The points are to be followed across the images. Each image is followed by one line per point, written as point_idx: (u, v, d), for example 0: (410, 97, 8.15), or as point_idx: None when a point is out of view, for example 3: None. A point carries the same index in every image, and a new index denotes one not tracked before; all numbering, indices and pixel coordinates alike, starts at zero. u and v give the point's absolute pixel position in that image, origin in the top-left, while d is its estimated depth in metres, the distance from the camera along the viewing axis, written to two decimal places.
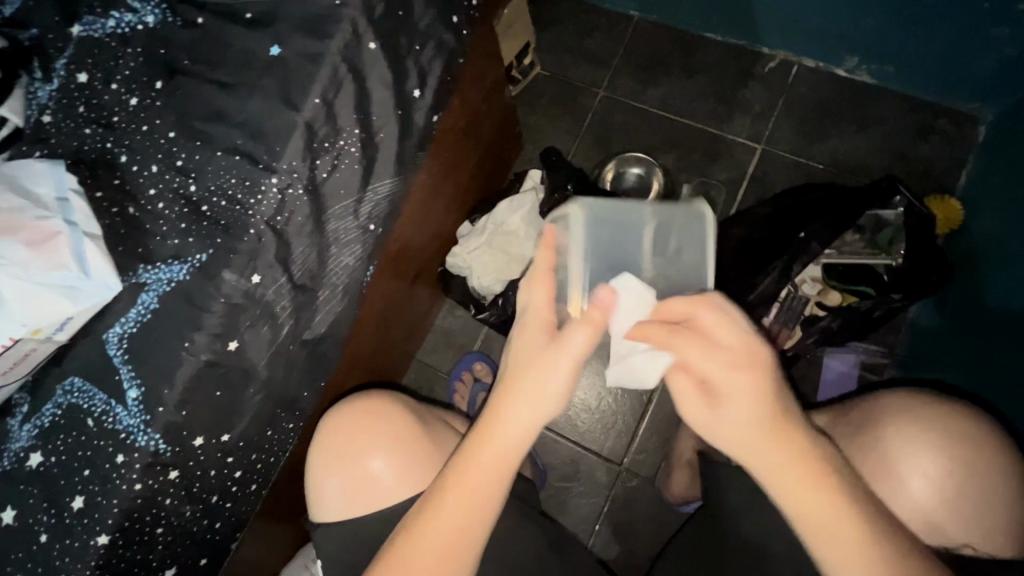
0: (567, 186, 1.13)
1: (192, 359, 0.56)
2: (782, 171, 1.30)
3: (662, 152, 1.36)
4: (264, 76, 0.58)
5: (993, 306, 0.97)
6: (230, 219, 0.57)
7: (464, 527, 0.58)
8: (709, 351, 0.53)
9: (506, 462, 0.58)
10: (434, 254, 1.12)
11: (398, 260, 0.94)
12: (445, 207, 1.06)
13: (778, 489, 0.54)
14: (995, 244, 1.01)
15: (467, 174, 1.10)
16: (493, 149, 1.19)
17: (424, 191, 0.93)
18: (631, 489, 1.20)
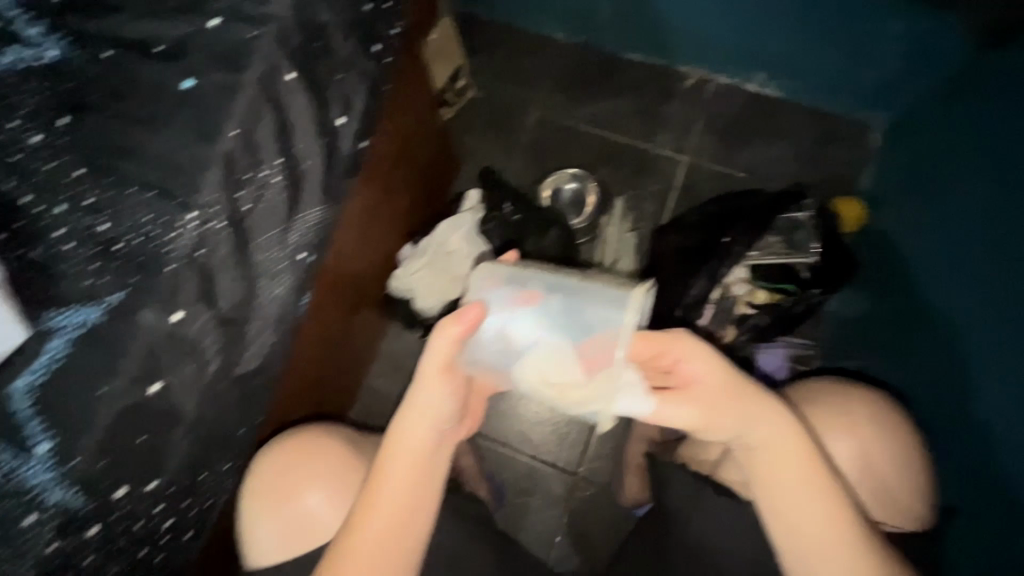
0: (506, 205, 1.15)
1: (109, 405, 0.53)
2: (707, 180, 1.39)
3: (596, 167, 1.42)
4: (177, 110, 0.57)
5: (898, 295, 1.06)
6: (146, 257, 0.55)
7: (395, 526, 0.64)
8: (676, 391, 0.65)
9: (412, 463, 0.64)
10: (376, 277, 1.12)
11: (335, 286, 0.93)
12: (384, 230, 1.06)
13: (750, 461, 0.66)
14: (894, 238, 1.11)
15: (405, 197, 1.11)
16: (429, 171, 1.20)
17: (358, 216, 0.93)
18: (588, 497, 1.21)
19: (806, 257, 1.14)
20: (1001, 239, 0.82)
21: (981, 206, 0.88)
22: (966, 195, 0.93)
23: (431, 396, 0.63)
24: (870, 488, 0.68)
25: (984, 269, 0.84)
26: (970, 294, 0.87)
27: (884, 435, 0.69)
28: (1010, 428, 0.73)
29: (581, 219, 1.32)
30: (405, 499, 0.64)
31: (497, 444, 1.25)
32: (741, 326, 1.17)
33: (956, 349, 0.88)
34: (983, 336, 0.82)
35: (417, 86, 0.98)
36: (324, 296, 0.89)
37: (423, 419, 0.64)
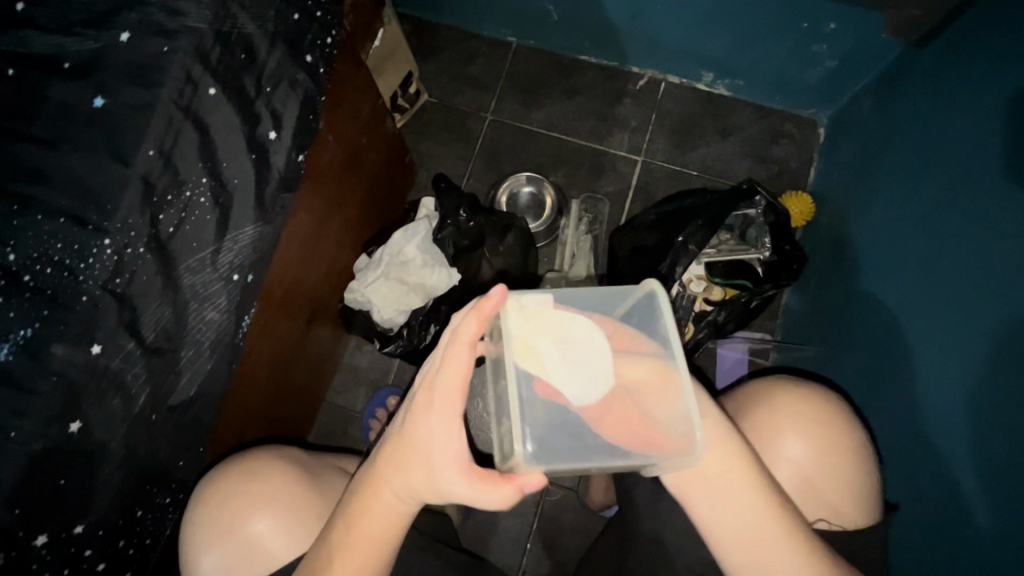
0: (460, 211, 1.12)
1: (21, 450, 0.49)
2: (661, 179, 1.40)
3: (553, 170, 1.42)
4: (87, 130, 0.54)
5: (842, 286, 1.09)
6: (57, 288, 0.51)
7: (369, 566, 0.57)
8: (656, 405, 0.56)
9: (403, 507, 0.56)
10: (330, 290, 1.09)
11: (284, 304, 0.90)
12: (335, 243, 1.03)
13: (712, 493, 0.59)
14: (839, 232, 1.14)
15: (357, 208, 1.08)
16: (382, 180, 1.18)
17: (305, 231, 0.90)
18: (557, 501, 1.21)
19: (759, 253, 1.18)
20: (937, 233, 0.84)
21: (919, 201, 0.91)
22: (904, 190, 0.96)
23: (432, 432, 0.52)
24: (834, 484, 0.68)
25: (920, 262, 0.87)
26: (905, 282, 0.90)
27: (835, 432, 0.70)
28: (941, 410, 0.76)
29: (540, 222, 1.31)
30: (382, 541, 0.57)
31: None
32: (698, 323, 1.18)
33: (891, 335, 0.91)
34: (918, 322, 0.84)
35: (362, 95, 0.96)
36: (272, 315, 0.86)
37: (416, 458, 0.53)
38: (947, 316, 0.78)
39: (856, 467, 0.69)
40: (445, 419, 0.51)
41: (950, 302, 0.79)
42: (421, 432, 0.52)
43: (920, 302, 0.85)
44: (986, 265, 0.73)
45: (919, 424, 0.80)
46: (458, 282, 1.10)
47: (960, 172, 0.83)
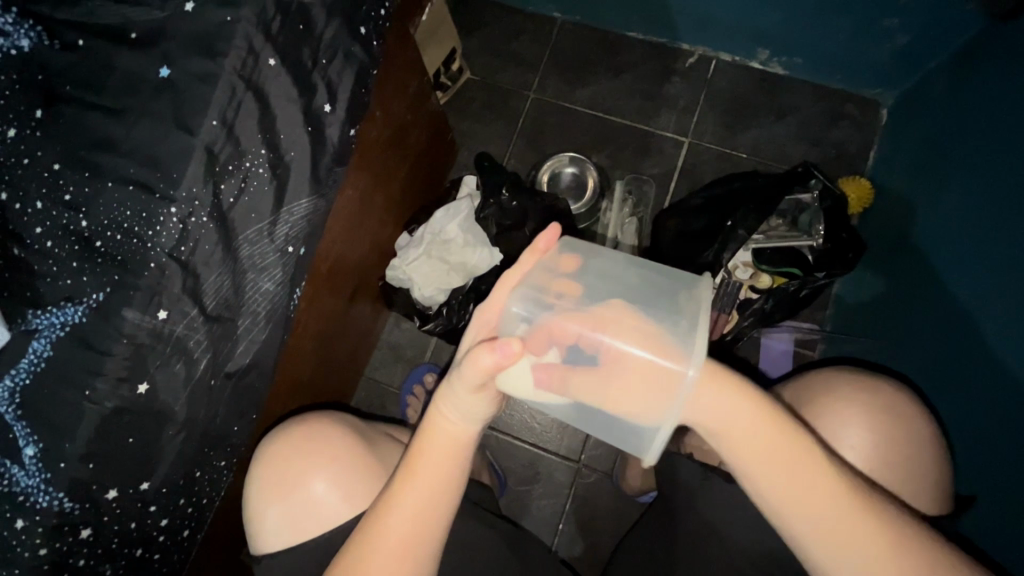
0: (502, 192, 1.12)
1: (95, 408, 0.52)
2: (709, 162, 1.35)
3: (596, 151, 1.39)
4: (154, 100, 0.55)
5: (903, 277, 1.04)
6: (127, 254, 0.53)
7: (433, 506, 0.60)
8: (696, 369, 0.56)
9: (462, 442, 0.61)
10: (372, 267, 1.10)
11: (331, 279, 0.91)
12: (379, 221, 1.04)
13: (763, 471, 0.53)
14: (902, 220, 1.08)
15: (399, 186, 1.09)
16: (425, 160, 1.18)
17: (353, 206, 0.91)
18: (591, 484, 1.21)
19: (810, 239, 1.12)
20: (1013, 223, 0.79)
21: (999, 185, 0.85)
22: (979, 175, 0.90)
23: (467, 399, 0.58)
24: (910, 468, 0.66)
25: (993, 251, 0.82)
26: (978, 273, 0.85)
27: (903, 426, 0.66)
28: (1012, 409, 0.73)
29: (580, 203, 1.29)
30: (439, 483, 0.60)
31: (499, 433, 1.25)
32: (743, 311, 1.15)
33: (964, 329, 0.85)
34: (996, 315, 0.79)
35: (408, 73, 0.96)
36: (318, 287, 0.88)
37: (457, 410, 0.60)
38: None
39: (930, 460, 0.66)
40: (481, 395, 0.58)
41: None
42: (453, 394, 0.58)
43: (994, 294, 0.80)
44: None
45: (993, 425, 0.75)
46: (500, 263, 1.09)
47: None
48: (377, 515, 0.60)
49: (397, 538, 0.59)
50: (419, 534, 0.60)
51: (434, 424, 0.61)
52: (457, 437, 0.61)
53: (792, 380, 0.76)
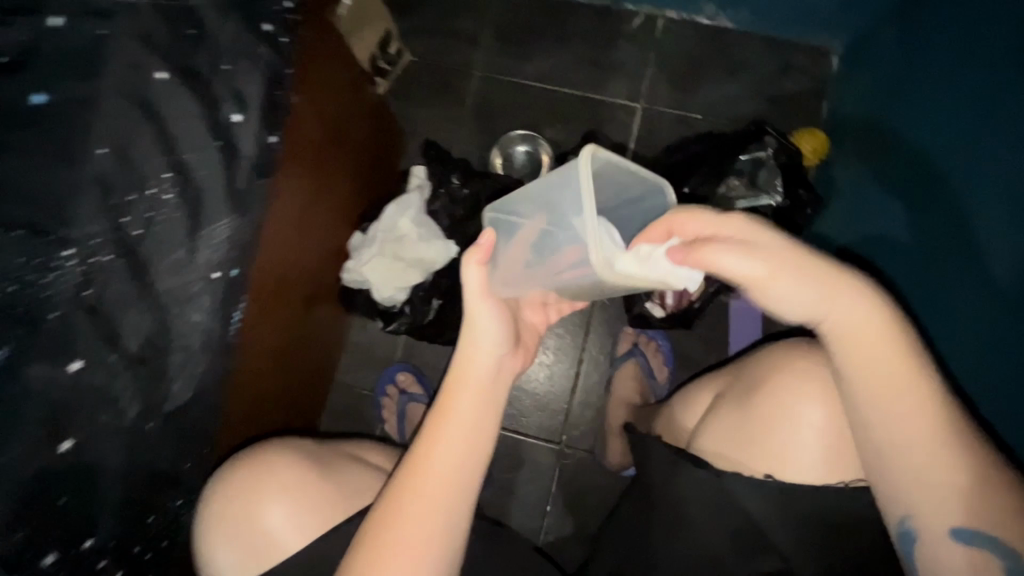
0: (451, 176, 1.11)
1: (14, 475, 0.48)
2: (664, 127, 1.32)
3: (549, 125, 1.34)
4: (29, 131, 0.49)
5: (866, 233, 1.03)
6: (26, 305, 0.48)
7: (458, 470, 0.62)
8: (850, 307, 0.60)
9: (485, 402, 0.64)
10: (327, 272, 1.07)
11: (280, 293, 0.88)
12: (327, 224, 1.01)
13: (906, 431, 0.59)
14: (856, 171, 1.07)
15: (346, 184, 1.05)
16: (372, 158, 1.14)
17: (295, 220, 0.87)
18: (574, 463, 1.23)
19: (771, 198, 1.10)
20: (966, 171, 0.79)
21: (950, 130, 0.83)
22: (929, 120, 0.89)
23: (483, 339, 0.65)
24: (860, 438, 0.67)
25: (951, 201, 0.81)
26: (937, 222, 0.84)
27: None
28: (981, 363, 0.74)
29: (538, 182, 1.26)
30: (467, 442, 0.63)
31: None
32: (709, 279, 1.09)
33: (931, 281, 0.85)
34: (959, 265, 0.79)
35: (334, 69, 0.91)
36: (266, 307, 0.85)
37: (475, 366, 0.65)
38: (990, 257, 0.73)
39: None
40: (489, 330, 0.65)
41: (990, 247, 0.73)
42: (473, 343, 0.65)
43: (949, 243, 0.81)
44: (1021, 199, 0.68)
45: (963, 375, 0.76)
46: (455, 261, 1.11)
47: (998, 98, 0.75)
48: (396, 496, 0.61)
49: (422, 518, 0.60)
50: (443, 495, 0.61)
51: (455, 383, 0.65)
52: (479, 395, 0.64)
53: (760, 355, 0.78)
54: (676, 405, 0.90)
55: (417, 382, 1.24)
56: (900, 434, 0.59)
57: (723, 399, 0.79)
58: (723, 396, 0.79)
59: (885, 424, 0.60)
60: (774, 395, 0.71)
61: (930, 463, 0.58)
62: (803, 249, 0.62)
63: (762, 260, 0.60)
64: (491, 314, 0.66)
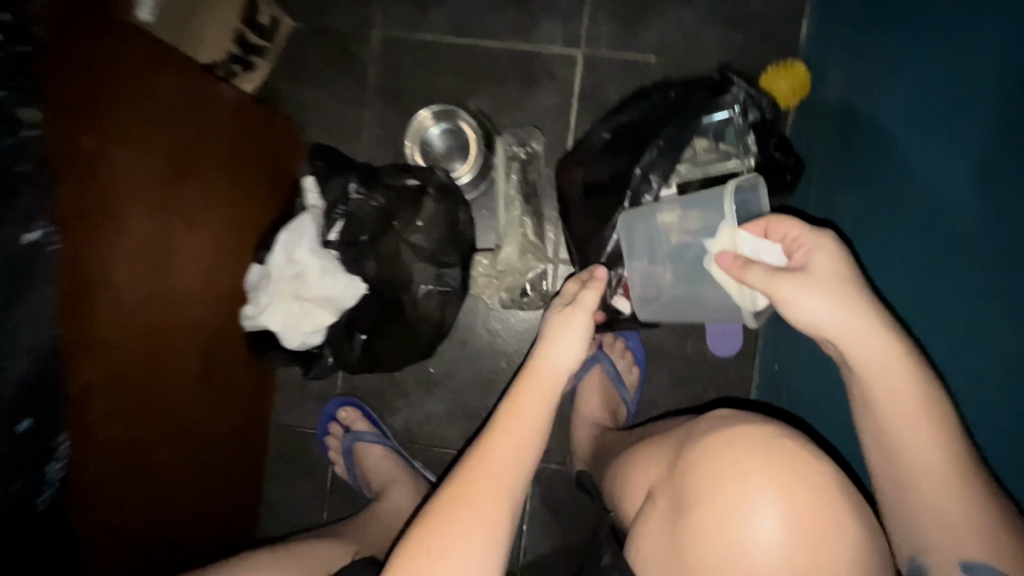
0: (349, 186, 0.92)
1: None
2: (611, 77, 1.09)
3: (473, 93, 1.11)
4: None
5: (829, 206, 0.87)
6: None
7: (497, 500, 0.64)
8: (851, 337, 0.63)
9: (531, 437, 0.69)
10: (218, 323, 0.90)
11: (138, 378, 0.74)
12: (196, 275, 0.83)
13: (913, 449, 0.62)
14: (829, 124, 0.88)
15: (217, 219, 0.85)
16: (256, 171, 0.94)
17: (139, 288, 0.71)
18: (547, 477, 1.13)
19: (743, 163, 0.91)
20: (938, 143, 0.62)
21: (926, 82, 0.65)
22: (903, 66, 0.70)
23: (551, 370, 0.73)
24: (823, 564, 0.57)
25: (910, 180, 0.65)
26: (903, 205, 0.68)
27: (811, 508, 0.58)
28: (976, 384, 0.60)
29: (467, 165, 1.08)
30: (510, 466, 0.66)
31: (438, 449, 1.13)
32: None
33: (890, 277, 0.71)
34: (926, 265, 0.64)
35: (146, 83, 0.69)
36: (117, 400, 0.71)
37: (538, 395, 0.72)
38: (964, 261, 0.58)
39: (844, 533, 0.58)
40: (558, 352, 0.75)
41: (954, 248, 0.58)
42: (546, 355, 0.75)
43: (913, 239, 0.66)
44: (1011, 196, 0.52)
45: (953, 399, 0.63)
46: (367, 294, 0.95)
47: (978, 49, 0.56)
48: (472, 472, 0.66)
49: (489, 493, 0.64)
50: (485, 520, 0.62)
51: (524, 397, 0.71)
52: (533, 421, 0.70)
53: (692, 451, 0.64)
54: (622, 461, 0.79)
55: (362, 420, 1.10)
56: (914, 472, 0.62)
57: (652, 510, 0.65)
58: (655, 499, 0.66)
59: (896, 455, 0.63)
60: (718, 514, 0.59)
61: (948, 498, 0.60)
62: (836, 282, 0.65)
63: (835, 268, 0.65)
64: (575, 335, 0.76)
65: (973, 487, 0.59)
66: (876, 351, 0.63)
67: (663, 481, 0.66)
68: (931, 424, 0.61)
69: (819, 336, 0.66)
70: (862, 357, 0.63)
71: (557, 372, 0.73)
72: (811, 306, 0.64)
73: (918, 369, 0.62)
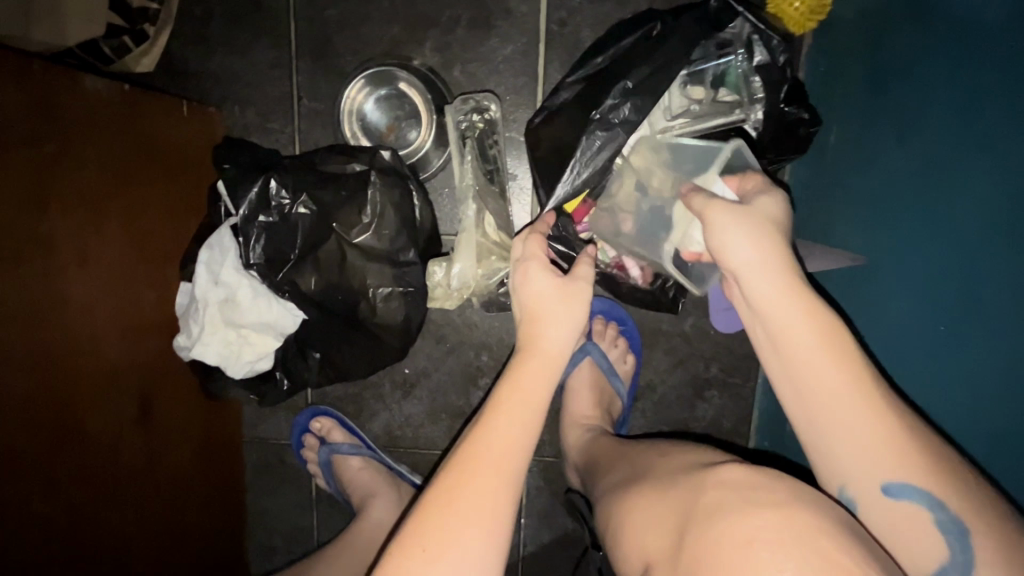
0: (270, 184, 0.77)
1: None
2: (582, 10, 0.89)
3: (417, 44, 0.92)
4: None
5: (865, 161, 0.73)
6: None
7: (493, 501, 0.54)
8: (752, 272, 0.57)
9: (529, 422, 0.58)
10: (135, 366, 0.77)
11: (29, 454, 0.62)
12: (91, 316, 0.69)
13: (796, 371, 0.57)
14: (870, 55, 0.72)
15: (103, 244, 0.71)
16: (160, 177, 0.81)
17: (17, 347, 0.60)
18: (542, 469, 1.06)
19: (747, 114, 0.76)
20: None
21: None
22: None
23: (554, 339, 0.62)
24: None
25: (974, 144, 0.54)
26: (971, 165, 0.54)
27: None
28: (998, 391, 0.52)
29: (423, 131, 0.92)
30: (508, 458, 0.56)
31: (423, 450, 1.06)
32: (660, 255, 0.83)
33: (941, 255, 0.58)
34: (995, 243, 0.51)
35: None
36: (11, 484, 0.60)
37: (537, 368, 0.61)
38: None
39: None
40: (562, 323, 0.63)
41: None
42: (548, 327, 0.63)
43: (983, 209, 0.53)
44: None
45: (985, 407, 0.54)
46: (306, 317, 0.82)
47: None
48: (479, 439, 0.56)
49: (490, 474, 0.54)
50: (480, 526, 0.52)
51: (519, 372, 0.61)
52: (529, 403, 0.59)
53: (697, 532, 0.49)
54: (602, 512, 0.66)
55: (338, 428, 1.03)
56: (815, 399, 0.56)
57: None
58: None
59: (790, 377, 0.57)
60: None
61: (849, 412, 0.54)
62: (752, 220, 0.59)
63: (751, 239, 0.58)
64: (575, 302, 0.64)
65: (876, 396, 0.54)
66: (763, 276, 0.57)
67: (662, 566, 0.52)
68: (819, 340, 0.55)
69: (733, 276, 0.59)
70: (768, 300, 0.57)
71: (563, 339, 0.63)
72: (752, 248, 0.58)
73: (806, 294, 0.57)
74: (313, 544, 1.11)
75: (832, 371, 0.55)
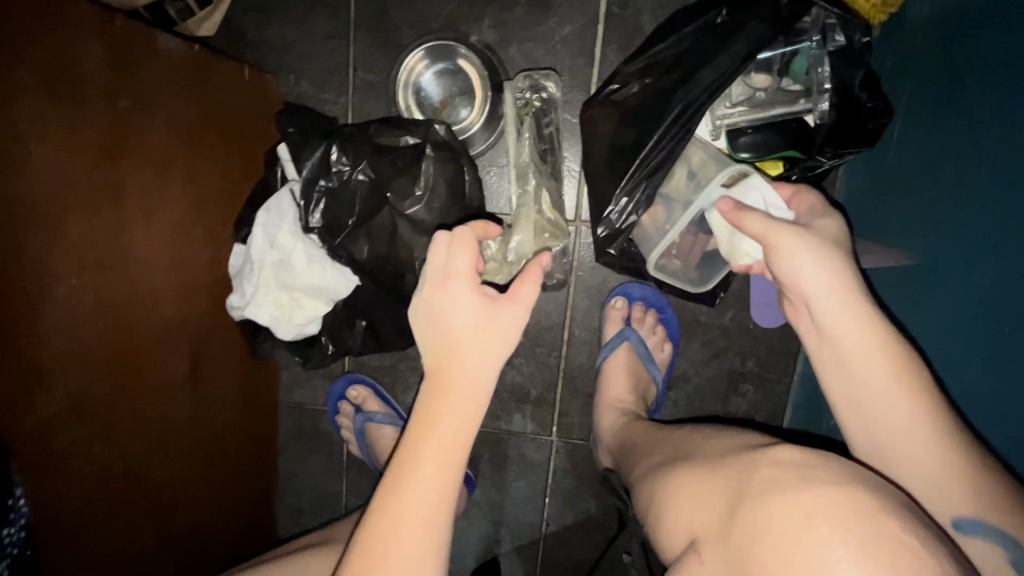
0: (331, 152, 0.78)
1: None
2: None
3: (474, 20, 0.92)
4: None
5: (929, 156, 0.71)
6: None
7: (440, 491, 0.51)
8: (839, 315, 0.61)
9: (474, 402, 0.53)
10: (185, 319, 0.79)
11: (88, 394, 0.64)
12: (149, 264, 0.71)
13: (874, 408, 0.60)
14: (941, 49, 0.70)
15: (165, 196, 0.72)
16: (219, 142, 0.82)
17: (89, 294, 0.62)
18: (569, 452, 1.07)
19: (812, 105, 0.76)
20: None
21: None
22: None
23: (475, 328, 0.53)
24: None
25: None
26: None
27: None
28: None
29: (475, 112, 0.92)
30: (458, 437, 0.52)
31: None
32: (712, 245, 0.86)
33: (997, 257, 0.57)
34: None
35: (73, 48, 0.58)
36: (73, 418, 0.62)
37: (469, 366, 0.53)
38: None
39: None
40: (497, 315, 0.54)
41: None
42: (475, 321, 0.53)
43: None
44: None
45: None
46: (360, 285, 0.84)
47: None
48: (414, 439, 0.52)
49: (440, 463, 0.51)
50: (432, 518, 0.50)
51: (456, 375, 0.53)
52: (473, 391, 0.53)
53: (751, 507, 0.50)
54: (644, 492, 0.67)
55: (374, 398, 1.05)
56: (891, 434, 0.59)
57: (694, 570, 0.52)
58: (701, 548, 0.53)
59: (864, 410, 0.61)
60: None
61: (923, 449, 0.57)
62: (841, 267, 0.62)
63: (834, 273, 0.61)
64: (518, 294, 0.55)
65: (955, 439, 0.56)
66: (849, 322, 0.61)
67: (710, 538, 0.52)
68: (900, 383, 0.59)
69: (805, 301, 0.63)
70: (845, 335, 0.61)
71: (491, 335, 0.53)
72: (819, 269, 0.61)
73: (895, 345, 0.60)
74: (341, 509, 1.13)
75: (909, 409, 0.58)
